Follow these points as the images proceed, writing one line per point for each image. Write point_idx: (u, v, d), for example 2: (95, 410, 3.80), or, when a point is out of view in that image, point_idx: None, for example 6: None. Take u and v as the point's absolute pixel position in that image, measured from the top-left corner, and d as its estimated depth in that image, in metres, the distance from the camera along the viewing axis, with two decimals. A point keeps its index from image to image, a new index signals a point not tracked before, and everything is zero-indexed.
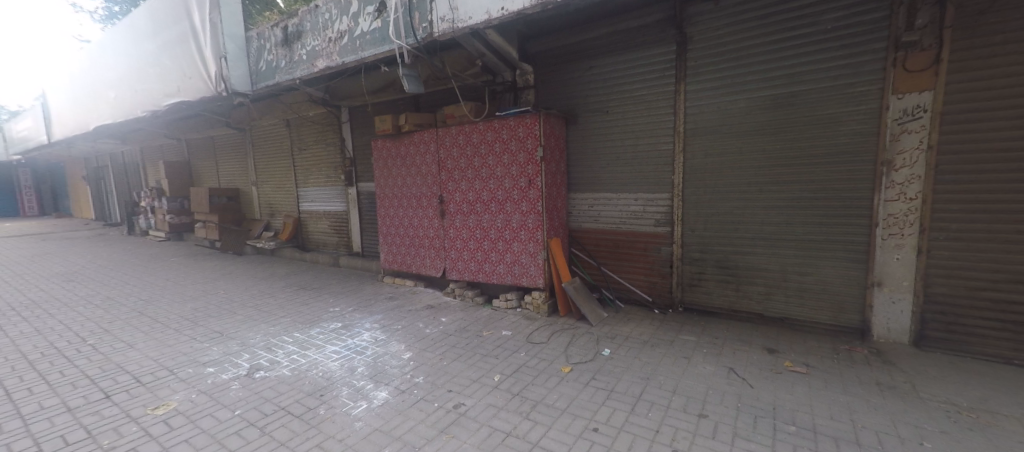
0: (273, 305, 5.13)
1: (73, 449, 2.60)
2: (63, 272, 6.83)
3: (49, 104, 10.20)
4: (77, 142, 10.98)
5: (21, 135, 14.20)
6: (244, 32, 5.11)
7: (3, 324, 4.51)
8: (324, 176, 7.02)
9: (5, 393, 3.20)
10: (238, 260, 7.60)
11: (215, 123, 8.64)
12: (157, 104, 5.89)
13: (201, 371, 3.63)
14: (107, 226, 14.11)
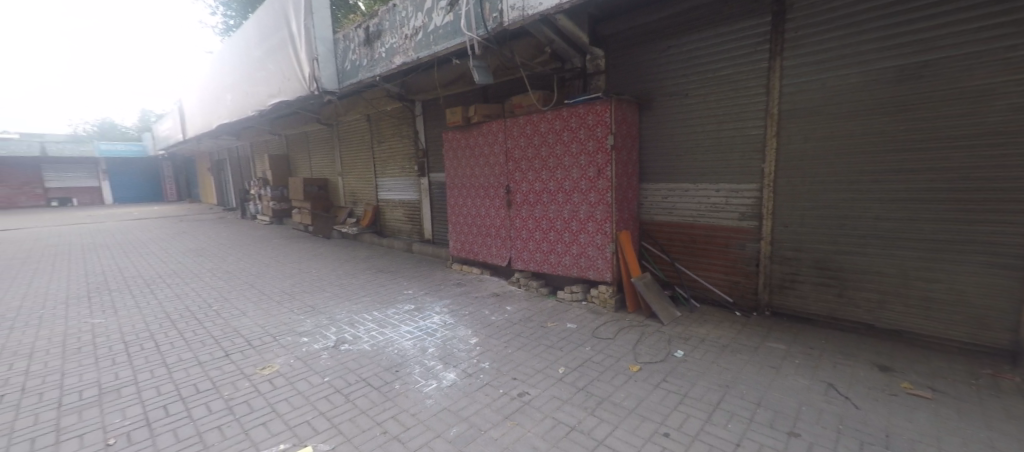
0: (355, 285, 5.61)
1: (202, 397, 3.10)
2: (194, 248, 8.13)
3: (184, 107, 12.12)
4: (204, 138, 12.97)
5: (166, 134, 17.13)
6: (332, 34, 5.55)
7: (153, 289, 5.51)
8: (399, 167, 7.46)
9: (155, 346, 3.91)
10: (327, 243, 8.44)
11: (309, 119, 9.60)
12: (263, 104, 6.68)
13: (297, 340, 4.11)
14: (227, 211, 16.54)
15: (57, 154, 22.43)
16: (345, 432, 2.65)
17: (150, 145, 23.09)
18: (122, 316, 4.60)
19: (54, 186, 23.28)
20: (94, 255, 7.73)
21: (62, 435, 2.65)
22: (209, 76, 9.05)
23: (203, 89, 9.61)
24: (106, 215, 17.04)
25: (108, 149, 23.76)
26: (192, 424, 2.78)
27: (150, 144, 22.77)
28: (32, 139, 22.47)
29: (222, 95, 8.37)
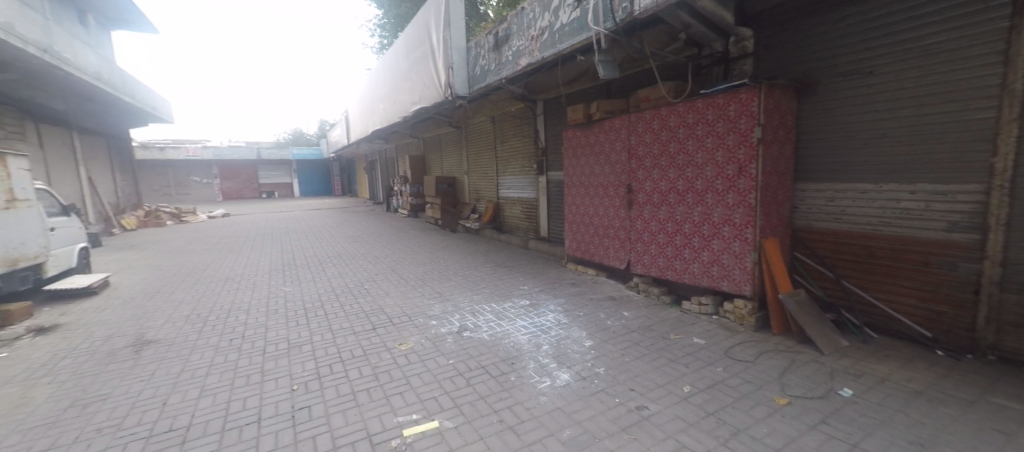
0: (477, 276, 6.01)
1: (356, 362, 3.67)
2: (352, 235, 9.77)
3: (349, 117, 14.61)
4: (362, 143, 15.44)
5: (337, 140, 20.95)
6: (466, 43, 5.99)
7: (325, 267, 6.76)
8: (519, 165, 7.73)
9: (325, 315, 4.77)
10: (452, 236, 9.24)
11: (441, 123, 10.62)
12: (406, 111, 7.62)
13: (428, 322, 4.56)
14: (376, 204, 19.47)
15: (267, 158, 29.40)
16: (466, 414, 2.83)
17: (324, 149, 28.51)
18: (305, 287, 5.76)
19: (264, 183, 30.56)
20: (288, 237, 9.90)
21: (264, 376, 3.42)
22: (367, 90, 10.70)
23: (362, 101, 11.42)
24: (296, 204, 21.72)
25: (298, 152, 30.09)
26: (347, 383, 3.30)
27: (324, 148, 28.10)
28: (253, 147, 29.87)
29: (376, 105, 9.80)
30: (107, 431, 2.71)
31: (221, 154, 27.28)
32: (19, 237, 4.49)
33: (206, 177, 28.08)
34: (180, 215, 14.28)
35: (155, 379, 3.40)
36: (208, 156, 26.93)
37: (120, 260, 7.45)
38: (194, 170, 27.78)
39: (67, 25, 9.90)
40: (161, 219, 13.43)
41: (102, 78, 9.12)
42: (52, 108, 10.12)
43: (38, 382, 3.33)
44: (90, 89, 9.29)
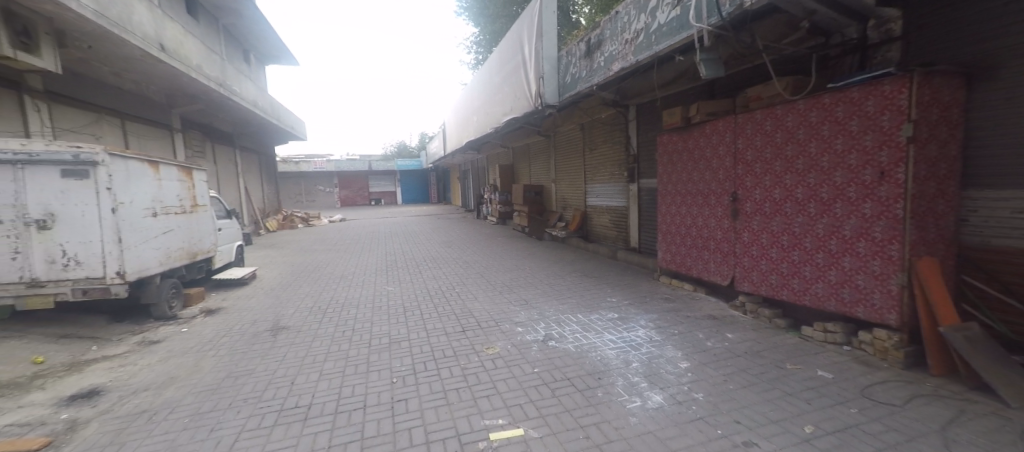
0: (564, 285, 5.95)
1: (447, 361, 3.86)
2: (446, 241, 10.46)
3: (445, 130, 15.72)
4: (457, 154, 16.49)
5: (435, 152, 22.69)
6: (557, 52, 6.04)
7: (424, 269, 7.30)
8: (609, 173, 7.54)
9: (422, 314, 5.12)
10: (538, 244, 9.34)
11: (530, 132, 10.86)
12: (498, 122, 7.95)
13: (514, 329, 4.62)
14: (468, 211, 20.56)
15: (377, 169, 33.02)
16: (552, 425, 2.78)
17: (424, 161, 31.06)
18: (406, 286, 6.28)
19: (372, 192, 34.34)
20: (391, 241, 10.96)
21: (369, 367, 3.77)
22: (462, 104, 11.42)
23: (458, 114, 12.21)
24: (399, 211, 23.98)
25: (402, 163, 33.19)
26: (439, 381, 3.48)
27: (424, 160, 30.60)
28: (366, 159, 33.82)
29: (470, 117, 10.39)
30: (251, 401, 3.23)
31: (341, 166, 31.38)
32: (200, 234, 5.63)
33: (329, 186, 32.53)
34: (309, 219, 16.73)
35: (287, 360, 3.98)
36: (330, 168, 31.20)
37: (266, 256, 8.97)
38: (321, 180, 32.41)
39: (237, 65, 12.34)
40: (294, 222, 15.87)
41: (258, 106, 11.13)
42: (226, 131, 12.67)
43: (207, 354, 4.11)
44: (251, 115, 11.42)
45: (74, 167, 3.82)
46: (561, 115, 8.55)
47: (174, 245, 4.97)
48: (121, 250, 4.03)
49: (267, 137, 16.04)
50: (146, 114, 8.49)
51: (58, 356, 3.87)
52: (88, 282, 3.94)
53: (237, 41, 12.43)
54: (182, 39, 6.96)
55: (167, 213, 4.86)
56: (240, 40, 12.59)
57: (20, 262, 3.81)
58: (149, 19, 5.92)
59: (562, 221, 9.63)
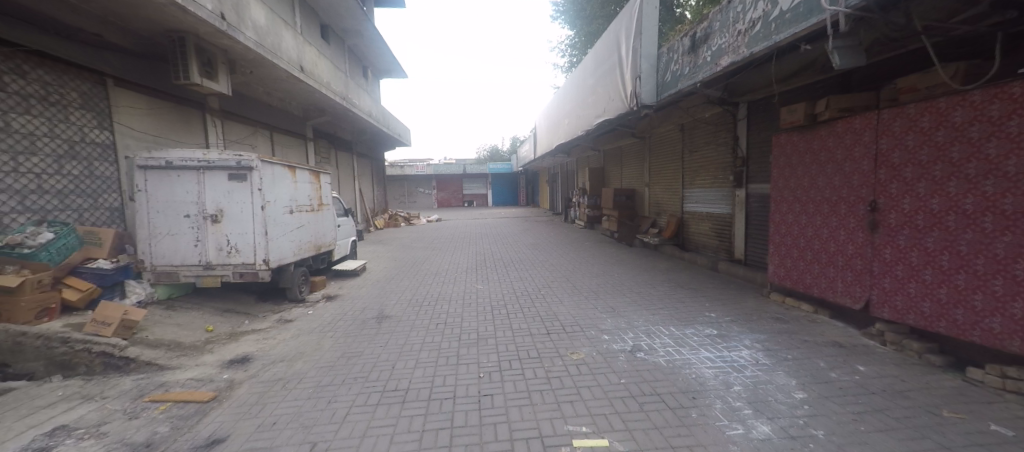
0: (655, 295, 5.62)
1: (531, 363, 3.88)
2: (533, 242, 10.67)
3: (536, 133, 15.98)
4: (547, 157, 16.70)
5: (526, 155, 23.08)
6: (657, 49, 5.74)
7: (515, 270, 7.53)
8: (710, 177, 7.04)
9: (511, 314, 5.25)
10: (628, 250, 8.99)
11: (623, 134, 10.52)
12: (590, 124, 7.84)
13: (600, 336, 4.45)
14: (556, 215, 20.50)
15: (471, 172, 34.82)
16: (639, 440, 2.57)
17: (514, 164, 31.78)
18: (495, 286, 6.50)
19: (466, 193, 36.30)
20: (481, 241, 11.48)
21: (459, 360, 3.97)
22: (554, 106, 11.50)
23: (549, 117, 12.32)
24: (489, 213, 24.89)
25: (494, 167, 34.55)
26: (523, 381, 3.50)
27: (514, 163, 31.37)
28: (461, 163, 35.82)
29: (561, 120, 10.40)
30: (359, 379, 3.62)
31: (439, 170, 33.54)
32: (324, 230, 6.47)
33: (428, 189, 35.13)
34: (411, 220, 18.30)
35: (390, 346, 4.38)
36: (429, 172, 33.64)
37: (375, 251, 10.02)
38: (421, 183, 35.16)
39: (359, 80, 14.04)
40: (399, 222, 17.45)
41: (373, 116, 12.51)
42: (347, 140, 14.44)
43: (326, 335, 4.70)
44: (367, 124, 12.83)
45: (237, 172, 4.66)
46: (660, 116, 8.15)
47: (304, 238, 5.78)
48: (266, 241, 4.80)
49: (379, 144, 17.92)
50: (289, 127, 10.05)
51: (222, 326, 4.76)
52: (243, 267, 4.76)
53: (359, 59, 14.09)
54: (316, 60, 8.08)
55: (301, 211, 5.67)
56: (361, 59, 14.25)
57: (201, 248, 4.67)
58: (293, 45, 6.98)
59: (655, 227, 9.17)
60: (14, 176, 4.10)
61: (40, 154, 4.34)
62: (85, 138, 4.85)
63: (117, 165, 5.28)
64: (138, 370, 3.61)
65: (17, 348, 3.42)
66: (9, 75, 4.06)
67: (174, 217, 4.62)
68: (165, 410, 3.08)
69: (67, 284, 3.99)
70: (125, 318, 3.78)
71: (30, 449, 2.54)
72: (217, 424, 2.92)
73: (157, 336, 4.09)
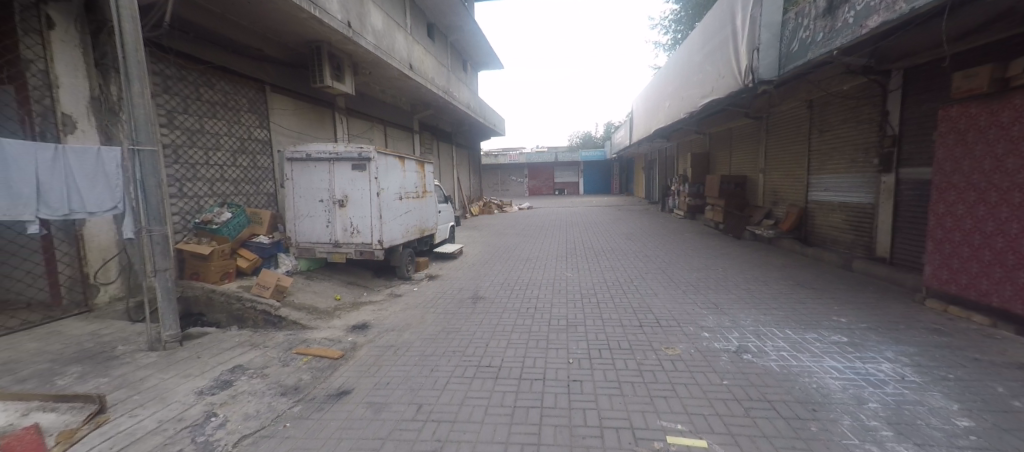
0: (766, 293, 5.05)
1: (620, 354, 3.64)
2: (626, 232, 10.32)
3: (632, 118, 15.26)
4: (644, 143, 15.87)
5: (620, 141, 22.21)
6: (782, 15, 4.98)
7: (610, 259, 7.37)
8: (847, 160, 6.07)
9: (605, 302, 5.16)
10: (734, 243, 8.21)
11: (736, 116, 9.53)
12: (695, 105, 7.25)
13: (698, 333, 3.96)
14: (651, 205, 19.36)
15: (563, 160, 34.65)
16: (743, 446, 2.29)
17: (608, 151, 30.63)
18: (586, 275, 6.42)
19: (559, 181, 36.27)
20: (571, 229, 11.47)
21: (549, 344, 3.99)
22: (653, 88, 10.82)
23: (647, 100, 11.65)
24: (580, 202, 24.55)
25: (586, 154, 33.85)
26: (613, 371, 3.33)
27: (607, 150, 30.39)
28: (552, 151, 35.82)
29: (662, 103, 9.76)
30: (457, 353, 3.90)
31: (531, 159, 33.89)
32: (427, 215, 7.04)
33: (519, 177, 35.92)
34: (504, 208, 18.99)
35: (484, 325, 4.64)
36: (522, 161, 34.27)
37: (471, 236, 10.64)
38: (514, 171, 36.07)
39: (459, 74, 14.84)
40: (491, 209, 18.35)
41: (471, 107, 13.12)
42: (447, 131, 15.42)
43: (429, 310, 5.16)
44: (465, 116, 13.52)
45: (359, 162, 5.31)
46: (782, 93, 7.25)
47: (411, 222, 6.37)
48: (380, 224, 5.40)
49: (476, 134, 18.78)
50: (400, 121, 11.06)
51: (347, 296, 5.52)
52: (363, 246, 5.44)
53: (459, 54, 14.82)
54: (422, 58, 8.72)
55: (408, 197, 6.25)
56: (462, 53, 14.97)
57: (331, 228, 5.43)
58: (404, 45, 7.62)
59: (770, 218, 8.32)
60: (210, 167, 5.22)
61: (225, 149, 5.45)
62: (251, 136, 5.95)
63: (272, 157, 6.38)
64: (287, 327, 4.36)
65: (210, 302, 4.41)
66: (203, 86, 5.13)
67: (311, 202, 5.43)
68: (308, 362, 3.70)
69: (239, 253, 4.96)
70: (278, 284, 4.60)
71: (219, 380, 3.27)
72: (345, 378, 3.42)
73: (301, 300, 4.90)
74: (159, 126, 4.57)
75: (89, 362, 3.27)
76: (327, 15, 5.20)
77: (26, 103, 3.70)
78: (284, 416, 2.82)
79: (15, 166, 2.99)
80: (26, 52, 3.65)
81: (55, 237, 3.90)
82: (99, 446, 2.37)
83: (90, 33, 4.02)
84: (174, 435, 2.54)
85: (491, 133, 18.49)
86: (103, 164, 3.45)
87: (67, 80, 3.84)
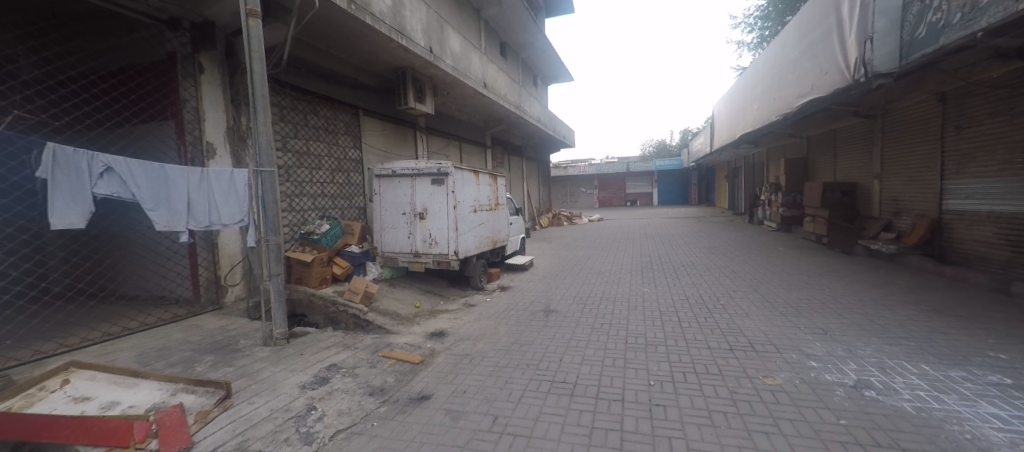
0: (888, 318, 4.34)
1: (710, 379, 3.35)
2: (708, 246, 9.60)
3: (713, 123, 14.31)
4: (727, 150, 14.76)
5: (699, 149, 20.92)
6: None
7: (692, 274, 6.90)
8: (999, 161, 5.09)
9: (690, 321, 4.81)
10: (842, 259, 7.22)
11: (840, 115, 8.49)
12: (790, 106, 6.59)
13: (803, 361, 3.51)
14: (736, 216, 17.83)
15: (636, 170, 33.47)
16: None
17: (684, 159, 28.96)
18: (665, 291, 6.07)
19: (631, 192, 35.09)
20: (646, 242, 10.96)
21: (626, 364, 3.79)
22: (738, 91, 10.06)
23: (731, 103, 10.86)
24: (655, 213, 23.41)
25: (660, 164, 32.38)
26: (702, 398, 3.07)
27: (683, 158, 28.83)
28: (623, 161, 34.82)
29: (748, 105, 9.03)
30: (531, 366, 3.89)
31: (601, 170, 33.24)
32: (499, 227, 7.22)
33: (589, 188, 35.37)
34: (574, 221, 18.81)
35: (557, 339, 4.58)
36: (592, 172, 33.76)
37: (542, 249, 10.65)
38: (583, 183, 35.67)
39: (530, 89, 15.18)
40: (560, 221, 18.35)
41: (541, 121, 13.30)
42: (518, 145, 15.75)
43: (502, 321, 5.23)
44: (536, 129, 13.72)
45: (437, 177, 5.64)
46: (901, 87, 6.32)
47: (484, 233, 6.57)
48: (455, 235, 5.65)
49: (546, 147, 18.96)
50: (475, 137, 11.55)
51: (425, 304, 5.82)
52: (440, 257, 5.71)
53: (530, 69, 15.16)
54: (496, 75, 9.06)
55: (482, 210, 6.47)
56: (532, 68, 15.31)
57: (412, 239, 5.81)
58: (478, 65, 7.99)
59: (891, 231, 7.22)
60: (313, 184, 5.90)
61: (325, 168, 6.13)
62: (347, 156, 6.63)
63: (363, 175, 7.04)
64: (373, 331, 4.70)
65: (311, 305, 4.92)
66: (310, 113, 5.84)
67: (395, 214, 5.86)
68: (391, 365, 3.94)
69: (335, 262, 5.47)
70: (366, 290, 4.98)
71: (318, 376, 3.61)
72: (424, 383, 3.57)
73: (385, 306, 5.26)
74: (276, 150, 5.28)
75: (219, 353, 3.82)
76: (412, 42, 5.68)
77: (182, 135, 4.49)
78: (371, 416, 3.01)
79: (176, 182, 3.65)
80: (184, 94, 4.47)
81: (199, 245, 4.67)
82: (225, 428, 2.74)
83: (228, 74, 4.80)
84: (282, 424, 2.84)
85: (561, 145, 18.53)
86: (234, 182, 4.07)
87: (211, 114, 4.62)
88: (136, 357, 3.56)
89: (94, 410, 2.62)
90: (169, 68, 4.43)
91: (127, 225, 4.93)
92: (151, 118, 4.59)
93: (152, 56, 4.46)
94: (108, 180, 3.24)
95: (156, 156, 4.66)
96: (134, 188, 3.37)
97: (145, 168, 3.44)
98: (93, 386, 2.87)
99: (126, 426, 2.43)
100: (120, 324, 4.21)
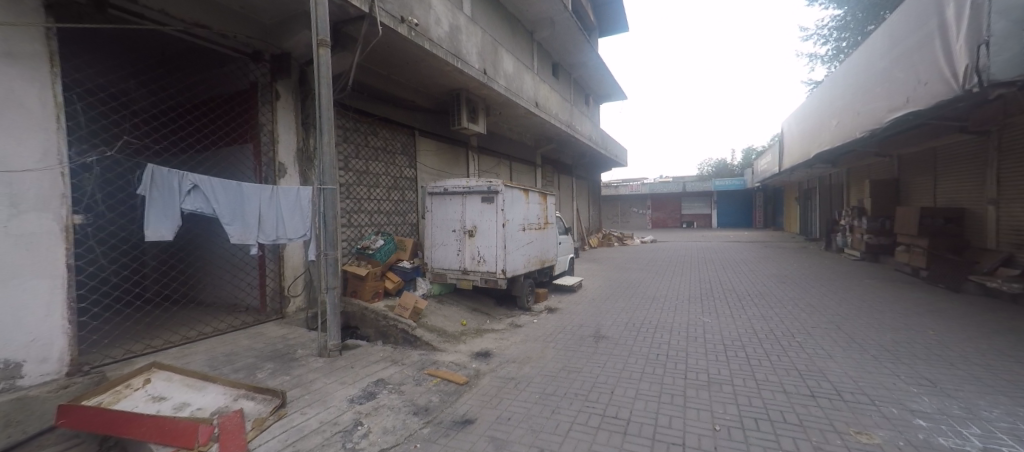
0: (1017, 374, 3.63)
1: (790, 429, 2.95)
2: (776, 274, 8.79)
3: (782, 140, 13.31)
4: (799, 170, 13.66)
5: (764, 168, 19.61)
6: None
7: (760, 305, 6.32)
8: None
9: (760, 358, 4.34)
10: (946, 296, 6.25)
11: (940, 130, 7.52)
12: (879, 122, 5.93)
13: (909, 419, 3.00)
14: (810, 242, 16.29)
15: (692, 190, 31.99)
16: None
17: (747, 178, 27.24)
18: (728, 322, 5.60)
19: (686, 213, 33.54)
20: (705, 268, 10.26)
21: (686, 403, 3.47)
22: (812, 105, 9.33)
23: (803, 119, 10.06)
24: (714, 236, 22.06)
25: (720, 184, 30.70)
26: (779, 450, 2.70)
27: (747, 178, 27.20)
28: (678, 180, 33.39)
29: (825, 120, 8.29)
30: (581, 396, 3.69)
31: (655, 189, 32.25)
32: (548, 246, 7.13)
33: (642, 208, 34.34)
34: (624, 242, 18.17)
35: (606, 368, 4.34)
36: (644, 191, 32.70)
37: (591, 270, 10.35)
38: (635, 202, 34.57)
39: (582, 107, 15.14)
40: (610, 241, 17.88)
41: (592, 139, 13.14)
42: (569, 164, 15.65)
43: (548, 345, 5.06)
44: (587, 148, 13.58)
45: (487, 195, 5.70)
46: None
47: (532, 253, 6.50)
48: (504, 254, 5.63)
49: (597, 166, 18.67)
50: (525, 156, 11.64)
51: (472, 322, 5.80)
52: (488, 275, 5.71)
53: (583, 88, 15.16)
54: (548, 95, 9.12)
55: (531, 228, 6.42)
56: (585, 87, 15.32)
57: (461, 256, 5.89)
58: (531, 85, 8.07)
59: (1012, 267, 6.19)
60: (370, 201, 6.18)
61: (382, 186, 6.41)
62: (402, 174, 6.90)
63: (417, 192, 7.29)
64: (420, 347, 4.74)
65: (364, 318, 5.07)
66: (370, 134, 6.17)
67: (445, 231, 5.99)
68: (437, 384, 3.91)
69: (387, 276, 5.63)
70: (415, 306, 5.06)
71: (365, 391, 3.66)
72: (469, 406, 3.51)
73: (433, 322, 5.31)
74: (339, 168, 5.61)
75: (278, 361, 4.02)
76: (467, 64, 5.85)
77: (259, 156, 4.92)
78: (416, 436, 2.99)
79: (250, 199, 3.97)
80: (263, 119, 4.90)
81: (267, 257, 5.04)
82: (278, 437, 2.83)
83: (300, 100, 5.21)
84: (331, 438, 2.89)
85: (612, 164, 18.16)
86: (300, 200, 4.36)
87: (284, 137, 5.02)
88: (207, 361, 3.82)
89: (167, 411, 2.81)
90: (251, 97, 4.90)
91: (208, 237, 5.42)
92: (233, 141, 5.07)
93: (238, 86, 4.95)
94: (195, 197, 3.59)
95: (237, 176, 5.13)
96: (215, 204, 3.72)
97: (225, 186, 3.79)
98: (169, 387, 3.09)
99: (191, 429, 2.46)
100: (196, 329, 4.59)
